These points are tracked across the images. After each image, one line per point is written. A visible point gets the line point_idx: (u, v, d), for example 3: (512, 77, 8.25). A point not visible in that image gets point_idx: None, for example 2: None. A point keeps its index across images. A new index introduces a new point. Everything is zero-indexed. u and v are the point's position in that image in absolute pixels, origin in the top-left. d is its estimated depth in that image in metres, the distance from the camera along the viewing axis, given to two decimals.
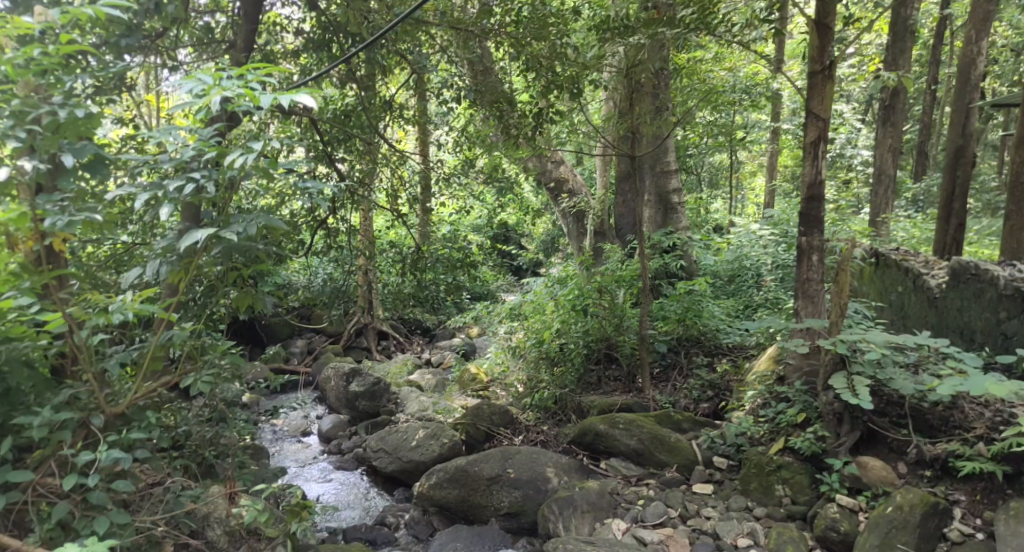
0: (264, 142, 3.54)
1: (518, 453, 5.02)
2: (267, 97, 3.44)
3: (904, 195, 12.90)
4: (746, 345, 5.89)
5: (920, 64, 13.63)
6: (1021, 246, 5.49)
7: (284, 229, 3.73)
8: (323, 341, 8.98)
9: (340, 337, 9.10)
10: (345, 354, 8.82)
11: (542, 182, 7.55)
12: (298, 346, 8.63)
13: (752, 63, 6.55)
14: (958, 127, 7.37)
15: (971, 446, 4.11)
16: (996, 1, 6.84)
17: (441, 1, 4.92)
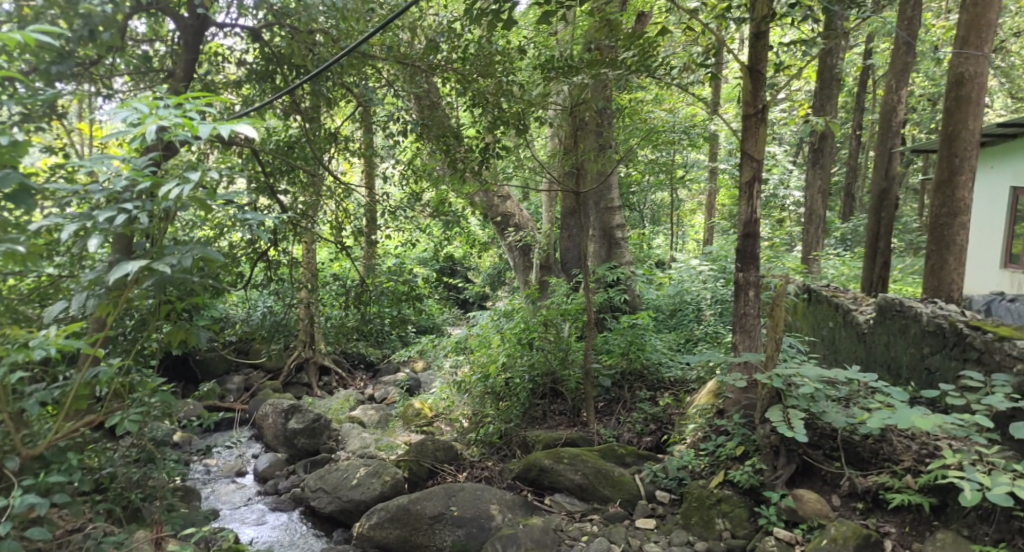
0: (202, 173, 3.42)
1: (462, 490, 4.93)
2: (206, 127, 3.31)
3: (833, 233, 13.57)
4: (686, 379, 6.04)
5: (846, 109, 14.55)
6: (942, 284, 5.80)
7: (222, 261, 3.61)
8: (261, 378, 8.67)
9: (279, 373, 8.83)
10: (285, 391, 8.58)
11: (488, 216, 7.61)
12: (235, 382, 8.32)
13: (690, 105, 6.84)
14: (882, 170, 7.72)
15: (899, 478, 4.27)
16: (913, 54, 7.31)
17: (388, 36, 4.91)
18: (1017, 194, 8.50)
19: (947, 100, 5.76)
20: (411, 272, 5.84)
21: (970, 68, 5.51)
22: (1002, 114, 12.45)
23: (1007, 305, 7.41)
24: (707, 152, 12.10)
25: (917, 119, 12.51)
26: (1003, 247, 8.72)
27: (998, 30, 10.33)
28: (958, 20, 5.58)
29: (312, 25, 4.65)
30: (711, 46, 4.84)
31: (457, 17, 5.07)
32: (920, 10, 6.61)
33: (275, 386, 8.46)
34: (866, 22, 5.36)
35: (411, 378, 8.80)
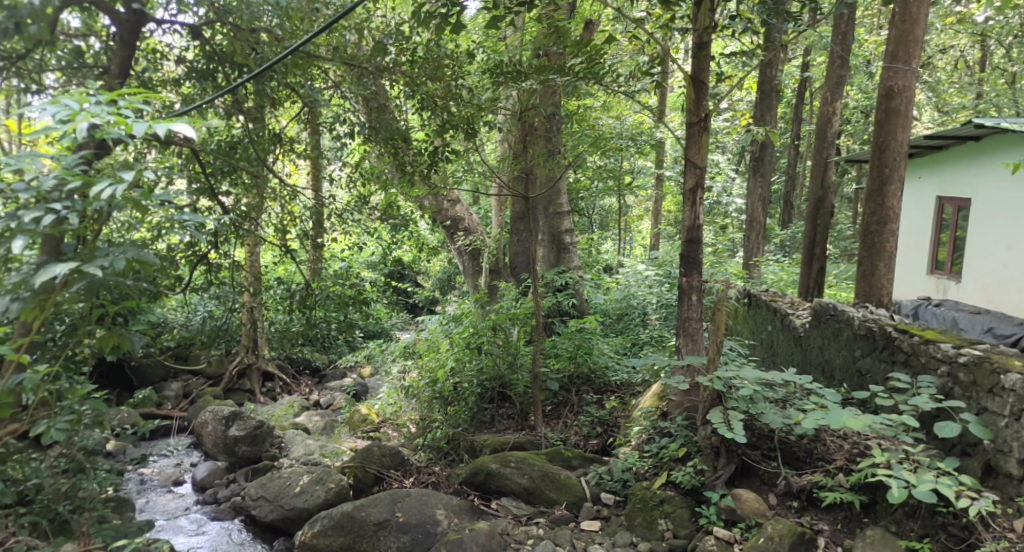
0: (138, 173, 3.27)
1: (408, 496, 4.88)
2: (141, 125, 3.17)
3: (773, 240, 14.04)
4: (632, 382, 6.17)
5: (786, 120, 15.13)
6: (873, 288, 6.03)
7: (159, 263, 3.47)
8: (200, 384, 8.41)
9: (221, 380, 8.60)
10: (226, 398, 8.36)
11: (438, 220, 7.58)
12: (174, 389, 8.04)
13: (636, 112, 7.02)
14: (818, 179, 7.93)
15: (832, 477, 4.43)
16: (847, 67, 7.61)
17: (334, 36, 4.81)
18: (942, 204, 8.90)
19: (877, 112, 5.99)
20: (359, 276, 5.78)
21: (898, 82, 5.75)
22: (930, 126, 13.13)
23: (934, 309, 7.80)
24: (653, 159, 12.33)
25: (851, 130, 13.08)
26: (929, 254, 9.14)
27: (926, 47, 10.91)
28: (888, 35, 5.82)
29: (256, 24, 4.57)
30: (656, 55, 4.95)
31: (405, 20, 5.04)
32: (853, 26, 6.88)
33: (216, 393, 8.23)
34: (803, 35, 5.53)
35: (358, 384, 8.72)
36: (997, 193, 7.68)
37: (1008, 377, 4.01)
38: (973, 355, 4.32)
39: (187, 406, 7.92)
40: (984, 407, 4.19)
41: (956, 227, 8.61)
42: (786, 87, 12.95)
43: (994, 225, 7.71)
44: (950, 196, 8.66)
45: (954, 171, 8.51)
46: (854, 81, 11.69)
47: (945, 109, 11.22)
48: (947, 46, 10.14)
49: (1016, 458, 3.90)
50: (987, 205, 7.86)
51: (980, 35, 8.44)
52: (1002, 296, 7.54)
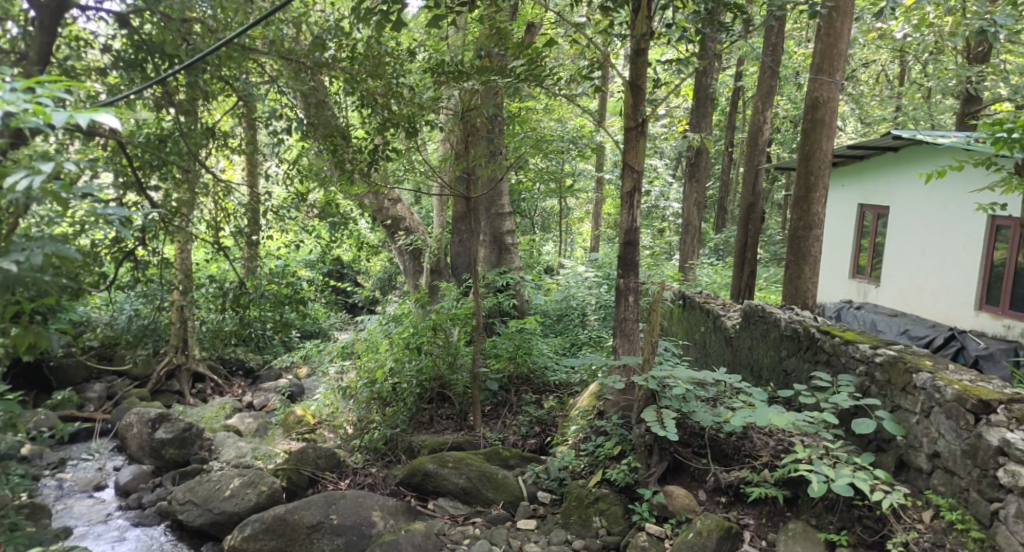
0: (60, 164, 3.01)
1: (343, 498, 4.81)
2: (61, 115, 2.84)
3: (708, 244, 14.53)
4: (570, 382, 6.27)
5: (721, 128, 15.73)
6: (799, 292, 6.30)
7: (83, 259, 3.21)
8: (126, 385, 8.11)
9: (148, 381, 8.31)
10: (153, 400, 8.08)
11: (378, 219, 7.53)
12: (96, 391, 7.73)
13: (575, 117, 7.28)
14: (750, 186, 8.19)
15: (757, 473, 4.59)
16: (776, 78, 7.89)
17: (271, 29, 4.65)
18: (864, 211, 9.33)
19: (804, 121, 6.24)
20: (296, 275, 5.68)
21: (823, 93, 5.98)
22: (854, 138, 13.90)
23: (856, 312, 8.18)
24: (594, 163, 12.54)
25: (782, 138, 13.67)
26: (852, 260, 9.56)
27: (852, 61, 11.47)
28: (814, 48, 6.01)
29: (188, 13, 4.45)
30: (594, 60, 5.06)
31: (345, 16, 4.97)
32: (782, 38, 7.14)
33: (143, 394, 7.94)
34: (737, 45, 5.72)
35: (293, 385, 8.58)
36: (912, 202, 8.10)
37: (919, 376, 4.26)
38: (888, 355, 4.56)
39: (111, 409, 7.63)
40: (897, 404, 4.43)
41: (876, 234, 9.04)
42: (721, 96, 13.42)
43: (910, 233, 8.12)
44: (871, 204, 9.09)
45: (875, 181, 8.93)
46: (785, 92, 12.21)
47: (869, 121, 11.84)
48: (870, 60, 10.71)
49: (925, 453, 4.15)
50: (903, 213, 8.27)
51: (900, 52, 8.94)
52: (917, 300, 7.95)
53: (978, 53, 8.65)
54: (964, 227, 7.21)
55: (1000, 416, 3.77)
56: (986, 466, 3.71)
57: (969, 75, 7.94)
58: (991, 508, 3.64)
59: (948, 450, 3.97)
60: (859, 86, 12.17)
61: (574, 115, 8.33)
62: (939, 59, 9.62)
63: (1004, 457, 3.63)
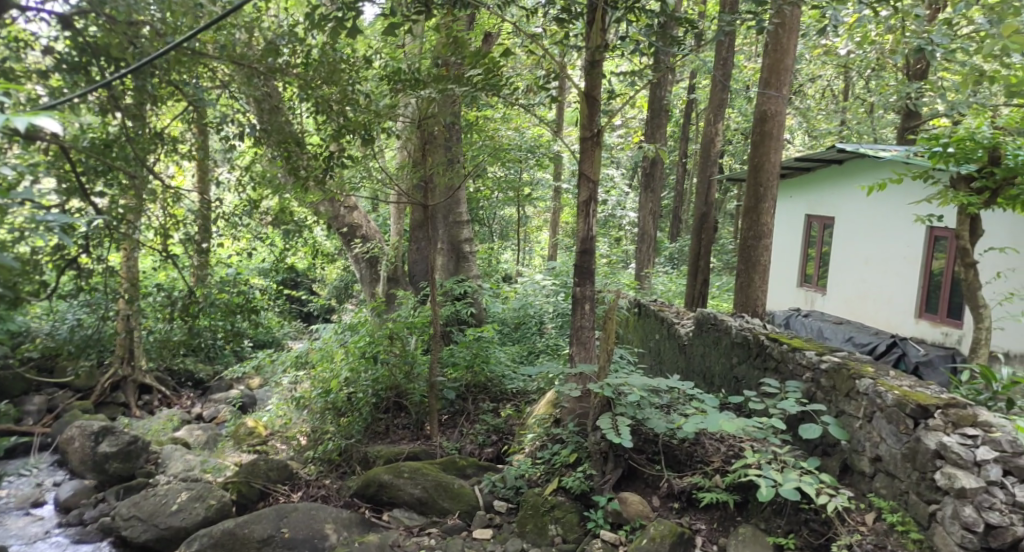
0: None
1: (295, 510, 4.73)
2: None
3: (663, 253, 14.84)
4: (528, 390, 6.33)
5: (676, 139, 16.16)
6: (750, 300, 6.46)
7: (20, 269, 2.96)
8: (68, 398, 7.85)
9: (91, 393, 8.05)
10: (96, 412, 7.82)
11: (334, 227, 7.46)
12: (35, 404, 7.45)
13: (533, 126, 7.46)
14: (703, 196, 8.36)
15: (709, 478, 4.67)
16: (727, 92, 8.06)
17: (222, 34, 4.56)
18: (811, 221, 9.60)
19: (753, 134, 6.40)
20: (249, 283, 5.59)
21: (771, 107, 6.14)
22: (801, 150, 14.44)
23: (803, 320, 8.42)
24: (551, 172, 12.66)
25: (734, 149, 14.08)
26: (800, 268, 9.85)
27: (799, 75, 11.89)
28: (763, 63, 6.17)
29: (135, 16, 4.32)
30: (550, 70, 5.14)
31: (299, 22, 4.91)
32: (732, 53, 7.32)
33: (86, 407, 7.68)
34: (689, 59, 5.85)
35: (245, 395, 8.43)
36: (856, 213, 8.37)
37: (861, 382, 4.40)
38: (833, 362, 4.71)
39: (51, 423, 7.39)
40: (841, 409, 4.57)
41: (822, 244, 9.32)
42: (675, 108, 13.72)
43: (855, 242, 8.39)
44: (817, 214, 9.37)
45: (821, 192, 9.20)
46: (736, 104, 12.56)
47: (816, 134, 12.32)
48: (816, 75, 11.12)
49: (867, 456, 4.28)
50: (848, 223, 8.54)
51: (844, 68, 9.31)
52: (861, 308, 8.22)
53: (916, 70, 9.08)
54: (906, 238, 7.49)
55: (937, 420, 3.92)
56: (924, 469, 3.84)
57: (908, 91, 8.29)
58: (928, 509, 3.78)
59: (889, 454, 4.10)
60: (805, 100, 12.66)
61: (531, 125, 8.43)
62: (880, 75, 10.07)
63: (941, 460, 3.78)
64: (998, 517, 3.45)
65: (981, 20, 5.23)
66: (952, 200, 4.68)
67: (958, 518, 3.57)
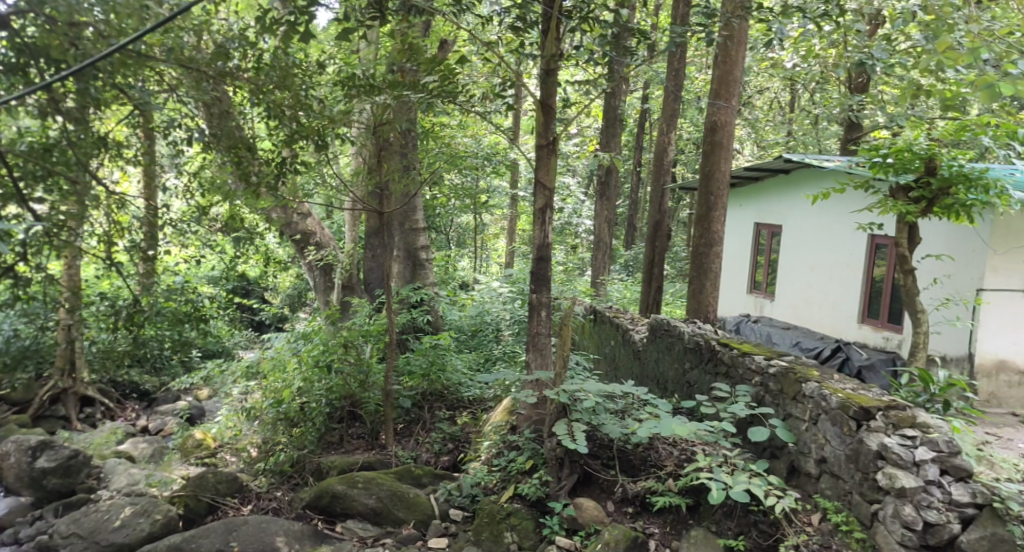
0: None
1: (244, 523, 4.60)
2: None
3: (618, 261, 15.07)
4: (484, 398, 6.37)
5: (630, 149, 16.58)
6: (702, 306, 6.61)
7: None
8: (4, 412, 7.52)
9: (29, 407, 7.74)
10: (33, 427, 7.51)
11: (286, 234, 7.37)
12: None
13: (490, 134, 7.73)
14: (656, 204, 8.52)
15: (663, 482, 4.73)
16: (679, 102, 8.21)
17: (169, 36, 4.39)
18: (759, 229, 9.86)
19: (704, 143, 6.54)
20: (197, 291, 5.47)
21: (720, 117, 6.29)
22: (750, 160, 14.94)
23: (753, 325, 8.64)
24: (509, 179, 12.73)
25: (685, 159, 14.60)
26: (748, 275, 10.07)
27: (747, 88, 12.34)
28: (713, 74, 6.30)
29: (78, 16, 3.94)
30: (506, 79, 5.19)
31: (250, 26, 4.82)
32: (684, 64, 7.49)
33: (23, 421, 7.37)
34: (641, 69, 5.97)
35: (194, 407, 8.26)
36: (802, 221, 8.61)
37: (808, 385, 4.51)
38: (781, 367, 4.83)
39: None
40: (788, 413, 4.68)
41: (770, 251, 9.57)
42: (629, 118, 14.02)
43: (800, 250, 8.65)
44: (765, 222, 9.62)
45: (769, 200, 9.47)
46: (688, 115, 12.88)
47: (763, 144, 12.74)
48: (763, 87, 11.57)
49: (814, 458, 4.40)
50: (794, 231, 8.79)
51: (791, 81, 9.62)
52: (807, 313, 8.44)
53: (858, 84, 9.44)
54: (849, 245, 7.73)
55: (878, 422, 4.04)
56: (867, 470, 3.96)
57: (850, 103, 8.64)
58: (871, 509, 3.89)
59: (834, 455, 4.22)
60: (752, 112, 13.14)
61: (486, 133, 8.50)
62: (824, 88, 10.48)
63: (882, 460, 3.90)
64: (935, 515, 3.58)
65: (916, 36, 5.48)
66: (892, 208, 4.85)
67: (899, 517, 3.68)
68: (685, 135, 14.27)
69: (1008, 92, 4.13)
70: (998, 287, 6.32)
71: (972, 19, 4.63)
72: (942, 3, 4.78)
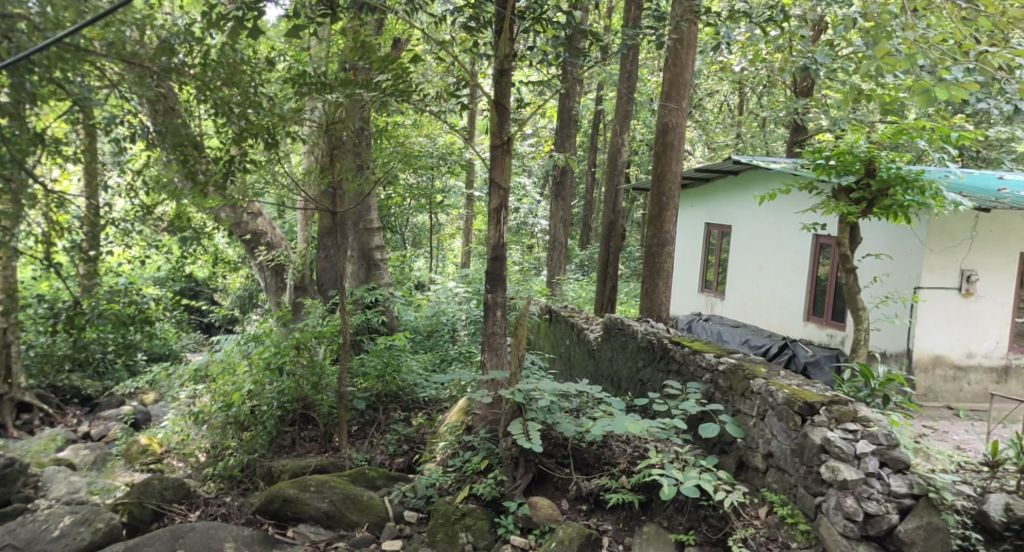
0: None
1: (191, 530, 4.45)
2: None
3: (574, 261, 15.26)
4: (440, 398, 6.37)
5: (585, 150, 16.83)
6: (654, 305, 6.74)
7: None
8: None
9: None
10: None
11: (235, 234, 7.24)
12: None
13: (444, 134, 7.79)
14: (610, 204, 8.61)
15: (616, 479, 4.79)
16: (632, 103, 8.31)
17: (111, 30, 4.18)
18: (710, 230, 10.07)
19: (656, 145, 6.64)
20: (142, 292, 5.35)
21: (671, 119, 6.40)
22: (701, 161, 15.32)
23: (704, 324, 8.83)
24: (465, 179, 12.76)
25: (640, 160, 14.90)
26: (699, 275, 10.28)
27: (699, 91, 12.65)
28: (664, 76, 6.40)
29: (10, 7, 3.73)
30: (460, 79, 5.17)
31: (195, 21, 4.68)
32: (636, 66, 7.59)
33: None
34: (593, 71, 6.03)
35: (139, 412, 8.05)
36: (750, 221, 8.83)
37: (755, 382, 4.62)
38: (729, 363, 4.94)
39: None
40: (737, 409, 4.79)
41: (720, 250, 9.78)
42: (585, 119, 14.22)
43: (749, 250, 8.87)
44: (716, 223, 9.83)
45: (718, 202, 9.71)
46: (643, 116, 13.12)
47: (714, 146, 13.08)
48: (713, 90, 11.88)
49: (761, 453, 4.50)
50: (743, 231, 9.01)
51: (741, 84, 9.85)
52: (756, 312, 8.66)
53: (803, 87, 9.72)
54: (796, 245, 7.95)
55: (822, 417, 4.16)
56: (811, 463, 4.05)
57: (796, 107, 8.91)
58: (815, 501, 3.98)
59: (780, 450, 4.32)
60: (705, 114, 13.44)
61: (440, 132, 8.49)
62: (772, 91, 10.79)
63: (825, 453, 3.99)
64: (875, 506, 3.72)
65: (857, 42, 5.66)
66: (835, 209, 4.97)
67: (841, 508, 3.76)
68: (639, 136, 14.54)
69: (943, 97, 4.27)
70: (934, 285, 6.58)
71: (910, 27, 4.79)
72: (881, 11, 4.94)
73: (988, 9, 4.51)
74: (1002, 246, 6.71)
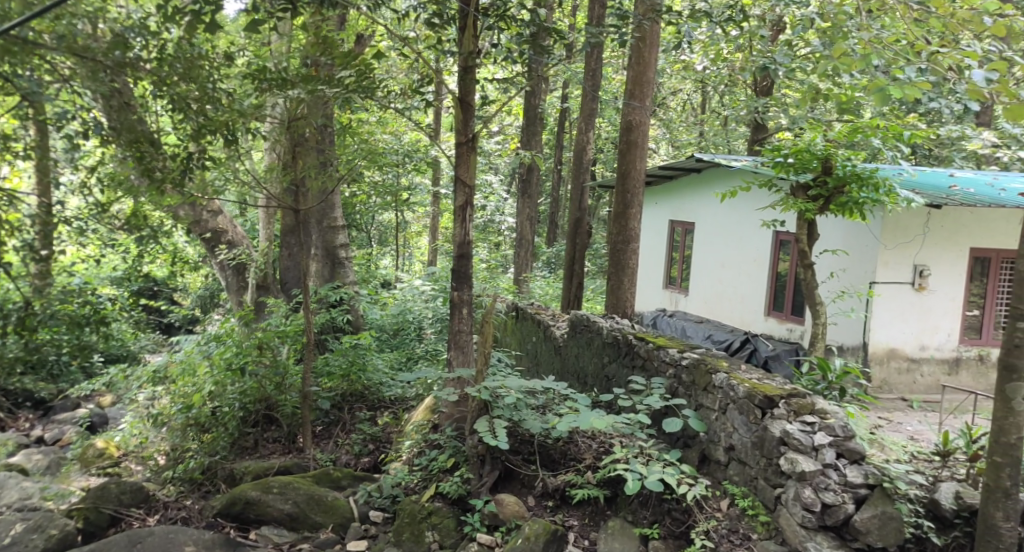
0: None
1: (150, 534, 4.35)
2: None
3: (541, 258, 15.36)
4: (406, 397, 6.35)
5: (551, 148, 16.95)
6: (618, 301, 6.80)
7: None
8: None
9: None
10: None
11: (195, 232, 7.11)
12: None
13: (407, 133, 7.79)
14: (577, 202, 8.64)
15: (582, 475, 4.82)
16: (597, 102, 8.36)
17: (61, 24, 4.02)
18: (674, 227, 10.17)
19: (619, 142, 6.68)
20: (97, 292, 5.22)
21: (635, 117, 6.45)
22: (666, 158, 15.56)
23: (669, 320, 8.94)
24: (431, 177, 12.73)
25: (606, 158, 15.06)
26: (664, 271, 10.38)
27: (663, 90, 12.83)
28: (627, 75, 6.45)
29: None
30: (424, 76, 5.14)
31: (150, 14, 4.55)
32: (600, 65, 7.64)
33: None
34: (557, 69, 6.05)
35: (95, 415, 7.87)
36: (714, 218, 8.94)
37: (717, 377, 4.67)
38: (692, 358, 5.00)
39: None
40: (700, 403, 4.86)
41: (685, 247, 9.90)
42: (550, 117, 14.30)
43: (713, 247, 8.99)
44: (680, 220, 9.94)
45: (682, 199, 9.80)
46: (608, 115, 13.26)
47: (679, 144, 13.28)
48: (677, 89, 12.05)
49: (723, 446, 4.58)
50: (707, 228, 9.12)
51: (705, 83, 9.99)
52: (720, 308, 8.79)
53: (764, 87, 9.90)
54: (759, 242, 8.08)
55: (781, 410, 4.23)
56: (771, 455, 4.12)
57: (757, 106, 9.07)
58: (774, 493, 4.05)
59: (741, 442, 4.39)
60: (670, 113, 13.63)
61: (404, 130, 8.46)
62: (735, 91, 10.98)
63: (784, 446, 4.07)
64: (832, 496, 3.79)
65: (814, 43, 5.76)
66: (793, 206, 5.05)
67: (799, 499, 3.83)
68: (604, 134, 14.69)
69: (896, 96, 4.35)
70: (889, 280, 6.76)
71: (865, 28, 4.89)
72: (838, 12, 5.03)
73: (939, 11, 4.62)
74: (953, 241, 6.90)
